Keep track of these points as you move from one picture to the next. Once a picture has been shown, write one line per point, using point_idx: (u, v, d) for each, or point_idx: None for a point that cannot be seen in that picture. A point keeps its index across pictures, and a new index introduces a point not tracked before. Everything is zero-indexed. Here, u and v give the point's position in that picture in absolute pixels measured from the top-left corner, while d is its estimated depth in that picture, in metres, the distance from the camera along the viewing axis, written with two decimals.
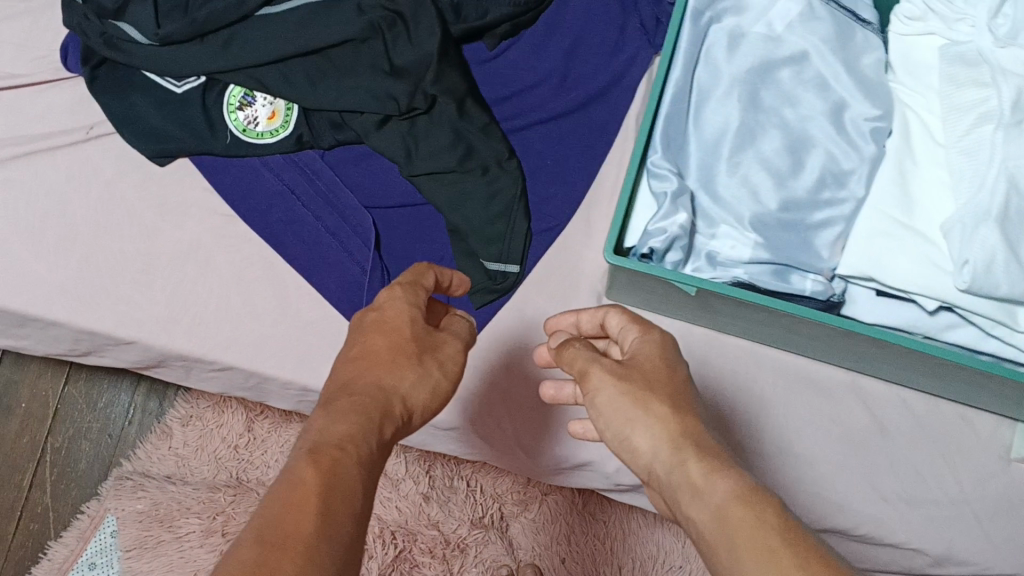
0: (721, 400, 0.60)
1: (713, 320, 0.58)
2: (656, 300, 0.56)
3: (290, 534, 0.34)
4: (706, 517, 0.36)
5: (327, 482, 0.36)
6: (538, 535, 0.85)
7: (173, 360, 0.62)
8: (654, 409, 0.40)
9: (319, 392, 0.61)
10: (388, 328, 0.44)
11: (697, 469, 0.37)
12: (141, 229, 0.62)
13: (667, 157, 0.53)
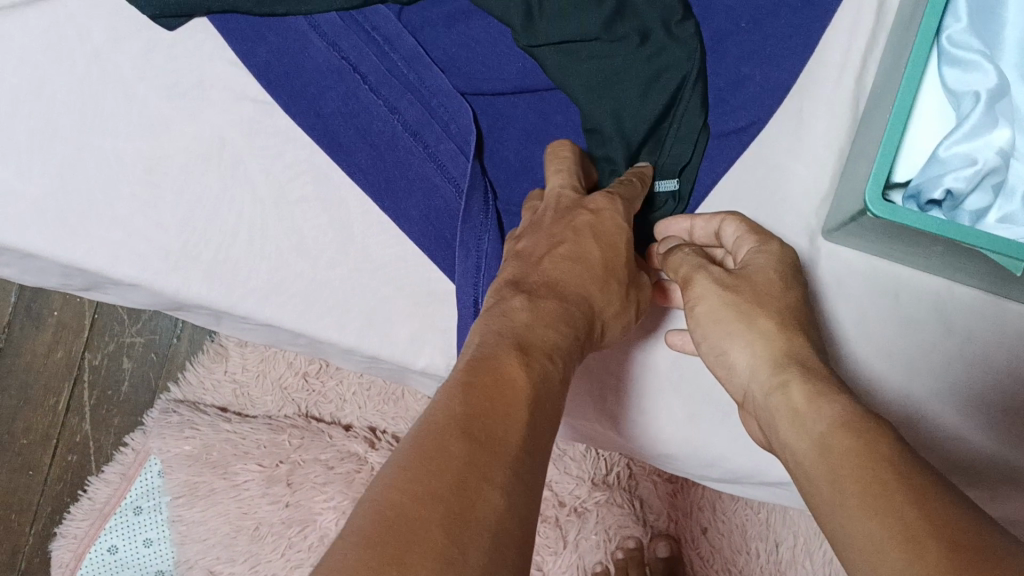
0: (913, 361, 0.41)
1: (998, 283, 0.38)
2: (916, 249, 0.36)
3: (499, 438, 0.24)
4: (808, 447, 0.28)
5: (538, 390, 0.27)
6: (673, 498, 0.69)
7: (196, 308, 0.45)
8: (760, 325, 0.33)
9: (393, 360, 0.44)
10: (600, 235, 0.34)
11: (802, 393, 0.30)
12: (147, 122, 0.44)
13: (976, 30, 0.32)
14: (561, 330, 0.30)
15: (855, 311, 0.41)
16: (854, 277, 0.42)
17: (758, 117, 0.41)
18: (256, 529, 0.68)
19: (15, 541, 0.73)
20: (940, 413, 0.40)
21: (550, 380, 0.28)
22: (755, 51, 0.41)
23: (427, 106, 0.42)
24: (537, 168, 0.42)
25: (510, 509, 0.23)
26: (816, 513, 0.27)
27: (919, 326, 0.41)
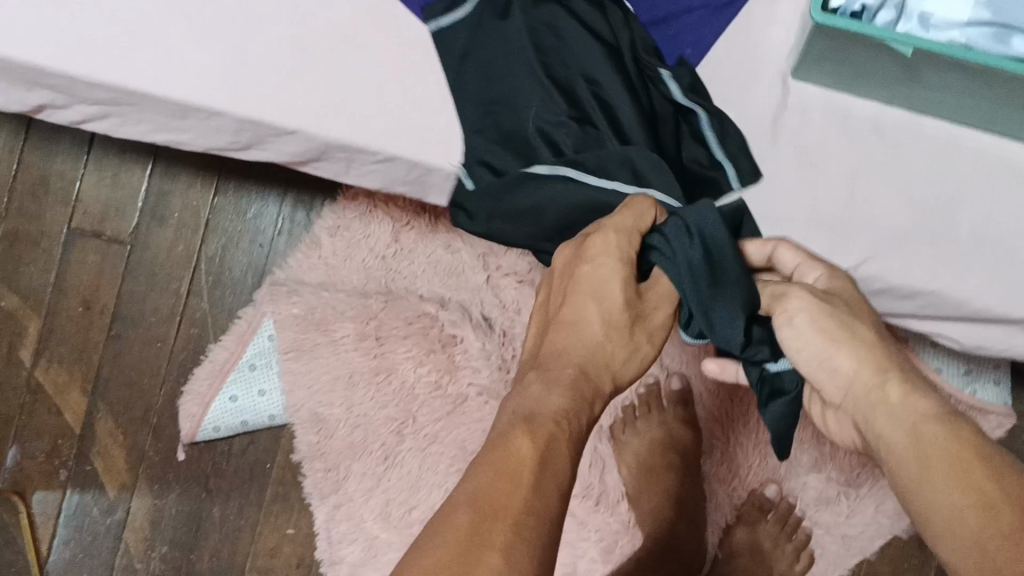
0: (807, 163, 0.57)
1: (912, 101, 0.54)
2: (850, 71, 0.53)
3: (502, 504, 0.38)
4: (902, 434, 0.43)
5: (541, 454, 0.41)
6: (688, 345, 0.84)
7: (334, 152, 0.61)
8: (857, 335, 0.46)
9: (482, 182, 0.60)
10: (597, 288, 0.47)
11: (896, 390, 0.44)
12: (288, 5, 0.56)
13: None
14: (566, 397, 0.44)
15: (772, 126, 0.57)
16: (817, 106, 0.57)
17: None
18: (351, 377, 0.85)
19: (149, 399, 0.89)
20: (821, 201, 0.56)
21: (553, 442, 0.42)
22: None
23: (513, 8, 0.58)
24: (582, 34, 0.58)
25: (507, 560, 0.36)
26: (908, 482, 0.42)
27: (868, 137, 0.56)
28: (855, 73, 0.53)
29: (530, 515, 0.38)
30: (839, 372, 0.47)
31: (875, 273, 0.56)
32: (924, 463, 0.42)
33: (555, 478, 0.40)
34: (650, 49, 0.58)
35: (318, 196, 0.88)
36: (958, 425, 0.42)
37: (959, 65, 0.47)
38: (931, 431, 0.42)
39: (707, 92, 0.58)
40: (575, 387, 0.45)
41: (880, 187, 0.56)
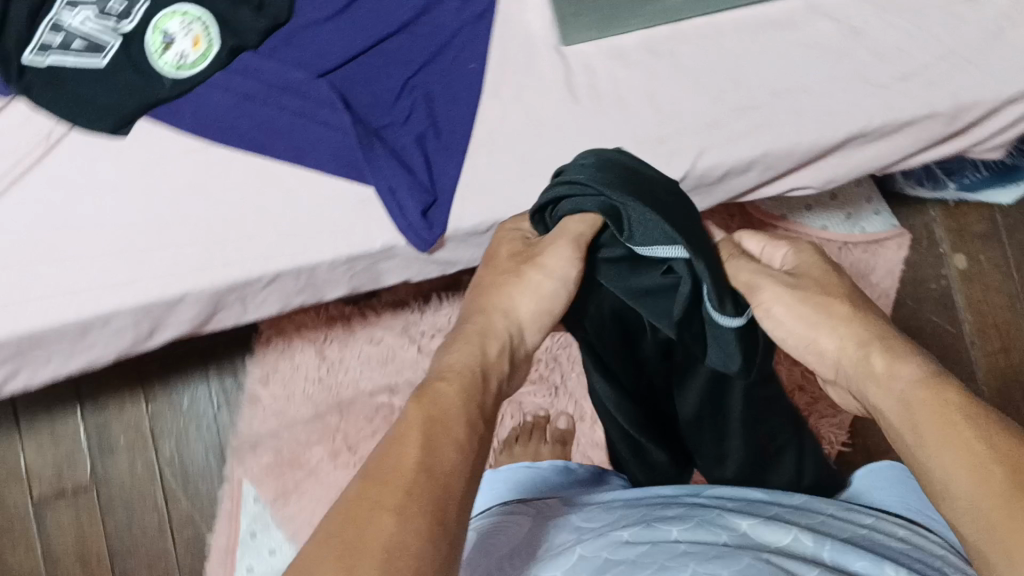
0: (612, 99, 0.63)
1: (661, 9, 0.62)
2: None
3: (394, 466, 0.40)
4: (893, 402, 0.43)
5: (431, 415, 0.43)
6: None
7: (227, 298, 0.64)
8: (835, 314, 0.48)
9: (363, 255, 0.63)
10: (487, 263, 0.54)
11: (882, 360, 0.44)
12: (132, 193, 0.62)
13: None
14: (460, 360, 0.47)
15: (568, 84, 0.63)
16: (597, 55, 0.64)
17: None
18: None
19: None
20: (642, 125, 0.62)
21: (443, 401, 0.44)
22: None
23: (315, 101, 0.62)
24: (385, 96, 0.63)
25: (399, 518, 0.37)
26: (907, 448, 0.42)
27: (651, 59, 0.63)
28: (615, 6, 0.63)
29: (424, 472, 0.40)
30: (823, 353, 0.48)
31: (714, 159, 0.63)
32: (915, 434, 0.41)
33: (451, 442, 0.42)
34: (439, 78, 0.64)
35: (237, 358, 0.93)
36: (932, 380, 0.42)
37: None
38: (910, 399, 0.42)
39: (504, 85, 0.63)
40: (467, 348, 0.47)
41: (678, 90, 0.63)
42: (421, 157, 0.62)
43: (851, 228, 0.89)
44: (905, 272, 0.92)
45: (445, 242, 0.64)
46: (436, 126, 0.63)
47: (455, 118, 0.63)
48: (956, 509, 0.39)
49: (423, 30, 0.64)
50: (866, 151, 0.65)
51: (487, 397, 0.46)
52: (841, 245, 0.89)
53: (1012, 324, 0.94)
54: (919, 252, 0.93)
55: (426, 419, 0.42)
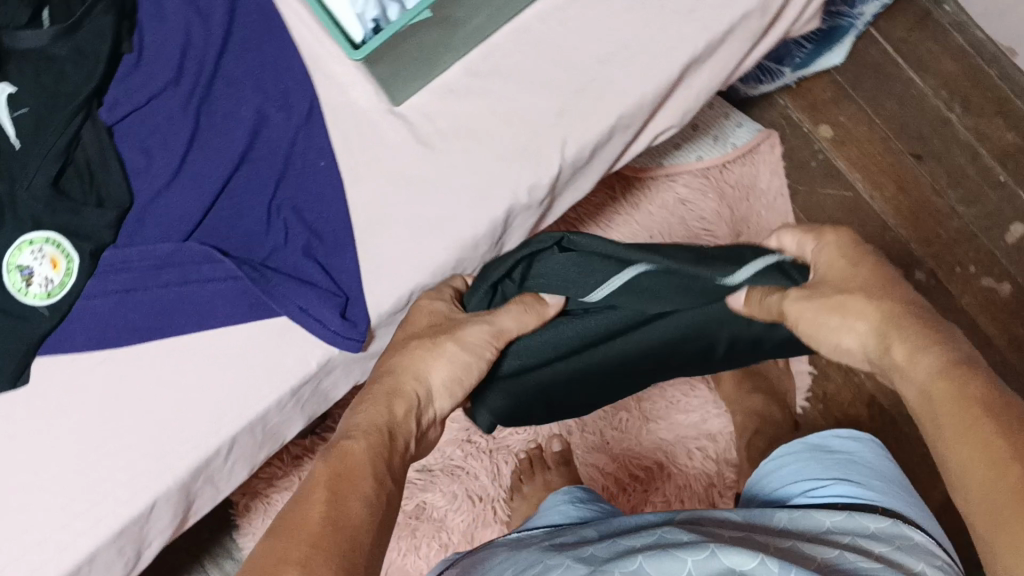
0: (465, 134, 0.64)
1: (474, 32, 0.62)
2: (423, 56, 0.60)
3: (302, 520, 0.43)
4: (918, 389, 0.43)
5: (335, 471, 0.46)
6: None
7: (197, 484, 0.63)
8: (850, 310, 0.45)
9: (305, 382, 0.62)
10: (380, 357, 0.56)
11: (902, 350, 0.43)
12: (62, 431, 0.60)
13: None
14: (359, 429, 0.49)
15: (419, 139, 0.64)
16: (430, 101, 0.64)
17: (313, 91, 0.64)
18: None
19: None
20: (502, 144, 0.64)
21: (348, 459, 0.47)
22: (276, 71, 0.64)
23: (195, 262, 0.61)
24: (256, 227, 0.62)
25: (311, 550, 0.41)
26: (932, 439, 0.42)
27: (480, 82, 0.64)
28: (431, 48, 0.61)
29: (328, 528, 0.42)
30: (856, 345, 0.46)
31: (577, 144, 0.65)
32: (912, 370, 0.43)
33: (358, 499, 0.45)
34: (300, 188, 0.63)
35: (226, 537, 0.90)
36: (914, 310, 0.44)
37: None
38: (907, 330, 0.43)
39: (361, 166, 0.64)
40: (370, 428, 0.49)
41: (520, 98, 0.64)
42: (319, 268, 0.62)
43: (724, 148, 0.93)
44: (784, 162, 0.95)
45: (375, 332, 0.64)
46: (317, 232, 0.62)
47: (331, 216, 0.62)
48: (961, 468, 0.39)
49: (263, 152, 0.63)
50: (705, 74, 0.68)
51: (393, 459, 0.49)
52: (723, 167, 0.92)
53: (898, 166, 0.94)
54: (788, 139, 0.96)
55: (331, 475, 0.46)
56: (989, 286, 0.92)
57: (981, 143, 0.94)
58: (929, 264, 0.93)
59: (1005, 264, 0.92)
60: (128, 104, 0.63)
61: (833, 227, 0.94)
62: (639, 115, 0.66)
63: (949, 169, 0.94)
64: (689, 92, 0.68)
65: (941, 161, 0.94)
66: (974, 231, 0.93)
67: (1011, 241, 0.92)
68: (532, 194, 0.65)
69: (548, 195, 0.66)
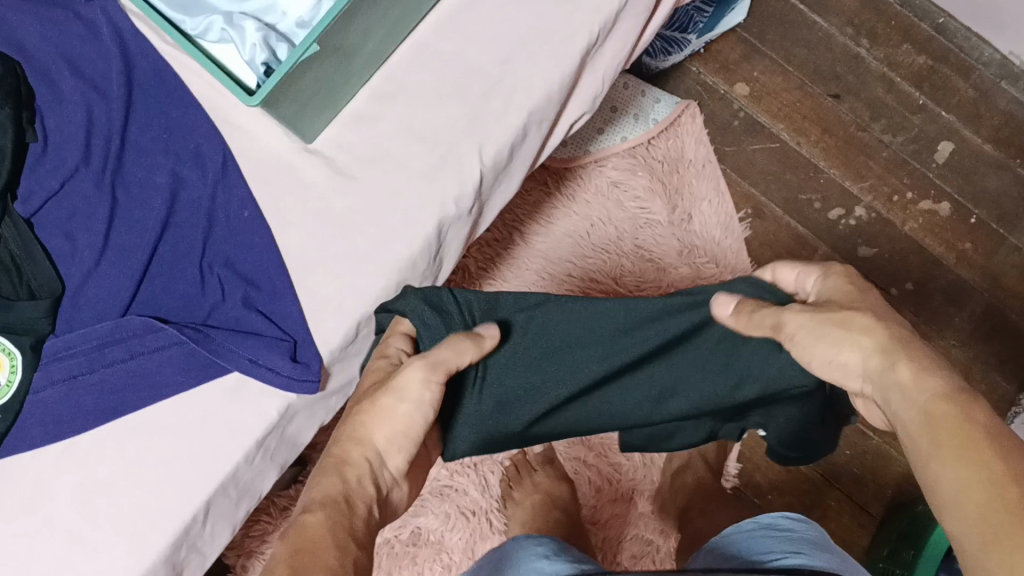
0: (382, 158, 0.63)
1: (372, 56, 0.61)
2: (327, 91, 0.60)
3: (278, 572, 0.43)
4: (917, 418, 0.46)
5: (298, 546, 0.46)
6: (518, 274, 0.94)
7: (180, 553, 0.63)
8: (987, 460, 0.42)
9: (268, 433, 0.63)
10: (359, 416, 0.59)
11: (993, 460, 0.42)
12: (36, 527, 0.60)
13: (191, 15, 0.55)
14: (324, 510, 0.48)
15: (336, 171, 0.63)
16: (341, 132, 0.64)
17: (224, 144, 0.63)
18: None
19: None
20: (420, 160, 0.63)
21: (319, 544, 0.46)
22: (182, 131, 0.64)
23: (137, 333, 0.61)
24: (192, 289, 0.62)
25: None
26: (922, 455, 0.46)
27: (386, 104, 0.64)
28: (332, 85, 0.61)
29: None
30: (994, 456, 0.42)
31: (493, 146, 0.65)
32: (934, 438, 0.45)
33: (323, 570, 0.45)
34: (227, 241, 0.63)
35: None
36: (976, 419, 0.44)
37: (353, 8, 0.54)
38: (937, 412, 0.46)
39: (285, 208, 0.63)
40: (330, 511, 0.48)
41: (429, 111, 0.64)
42: (261, 317, 0.62)
43: (646, 125, 0.93)
44: (705, 127, 0.96)
45: (329, 369, 0.64)
46: (253, 282, 0.63)
47: (264, 264, 0.62)
48: (963, 516, 0.42)
49: (185, 214, 0.63)
50: (606, 55, 0.69)
51: (355, 520, 0.49)
52: (648, 142, 0.93)
53: (819, 108, 0.96)
54: (707, 104, 0.96)
55: (292, 552, 0.46)
56: (928, 208, 0.94)
57: (895, 71, 0.95)
58: (867, 198, 0.94)
59: (940, 184, 0.94)
60: (43, 193, 0.61)
61: (766, 179, 0.95)
62: (549, 108, 0.66)
63: (869, 102, 0.95)
64: (594, 75, 0.69)
65: (859, 96, 0.95)
66: (903, 158, 0.94)
67: (941, 160, 0.94)
68: (459, 203, 0.65)
69: (476, 201, 0.66)
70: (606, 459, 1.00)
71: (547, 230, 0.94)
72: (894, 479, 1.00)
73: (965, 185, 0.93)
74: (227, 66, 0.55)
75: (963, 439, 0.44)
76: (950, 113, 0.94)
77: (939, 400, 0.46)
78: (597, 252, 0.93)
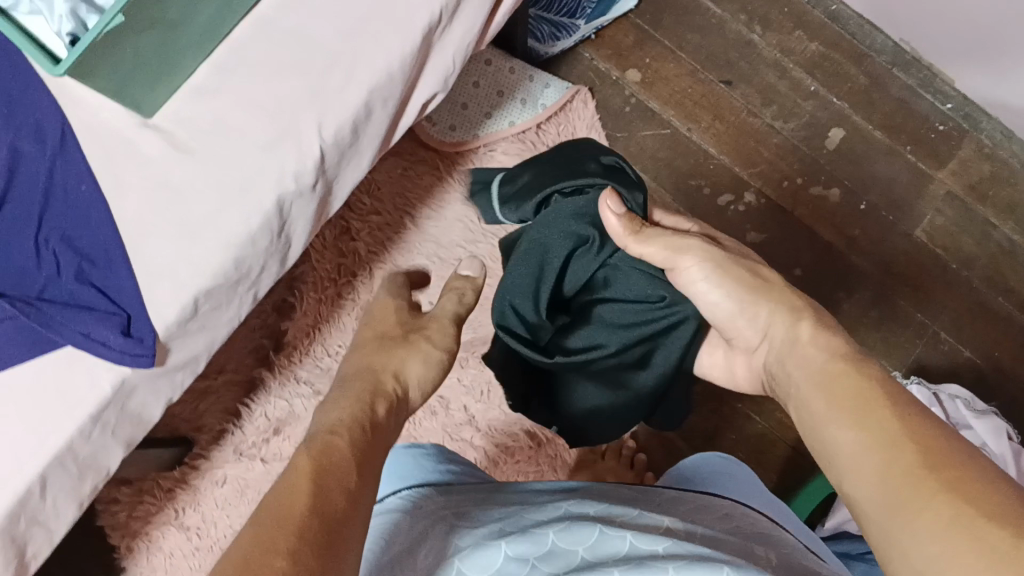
0: (220, 134, 0.64)
1: (206, 32, 0.62)
2: (153, 67, 0.59)
3: (291, 502, 0.48)
4: (827, 379, 0.56)
5: (318, 467, 0.52)
6: (376, 250, 1.04)
7: (18, 527, 0.63)
8: (883, 390, 0.53)
9: (101, 406, 0.63)
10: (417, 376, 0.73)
11: (821, 347, 0.60)
12: None
13: None
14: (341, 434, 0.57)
15: (174, 145, 0.64)
16: (182, 107, 0.64)
17: (63, 117, 0.63)
18: None
19: None
20: (257, 136, 0.64)
21: (328, 459, 0.54)
22: (23, 103, 0.63)
23: None
24: (26, 265, 0.62)
25: (313, 503, 0.48)
26: (829, 420, 0.54)
27: (227, 80, 0.65)
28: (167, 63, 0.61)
29: (316, 519, 0.47)
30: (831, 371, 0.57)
31: (333, 123, 0.66)
32: (840, 408, 0.54)
33: (340, 490, 0.51)
34: (65, 215, 0.63)
35: (133, 552, 1.03)
36: (881, 385, 0.54)
37: None
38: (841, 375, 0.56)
39: (122, 185, 0.63)
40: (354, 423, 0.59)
41: (266, 87, 0.64)
42: (95, 291, 0.62)
43: (535, 109, 1.02)
44: (599, 114, 1.05)
45: (167, 345, 0.64)
46: (89, 255, 0.63)
47: (100, 238, 0.62)
48: (865, 473, 0.49)
49: (24, 187, 0.63)
50: (456, 35, 0.70)
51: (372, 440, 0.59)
52: (538, 127, 1.03)
53: (710, 94, 1.05)
54: (599, 89, 1.06)
55: (314, 469, 0.51)
56: (818, 194, 1.04)
57: (788, 58, 1.04)
58: (756, 183, 1.04)
59: (829, 170, 1.04)
60: None
61: (656, 165, 1.05)
62: (394, 87, 0.67)
63: (761, 89, 1.04)
64: (444, 54, 0.70)
65: (751, 83, 1.05)
66: (794, 143, 1.04)
67: (831, 146, 1.04)
68: (300, 179, 0.65)
69: (319, 178, 0.67)
70: (493, 440, 1.07)
71: (439, 214, 1.05)
72: (780, 466, 1.08)
73: (854, 174, 1.04)
74: (34, 36, 0.55)
75: (863, 396, 0.53)
76: (842, 101, 1.04)
77: (856, 371, 0.55)
78: (457, 247, 1.03)
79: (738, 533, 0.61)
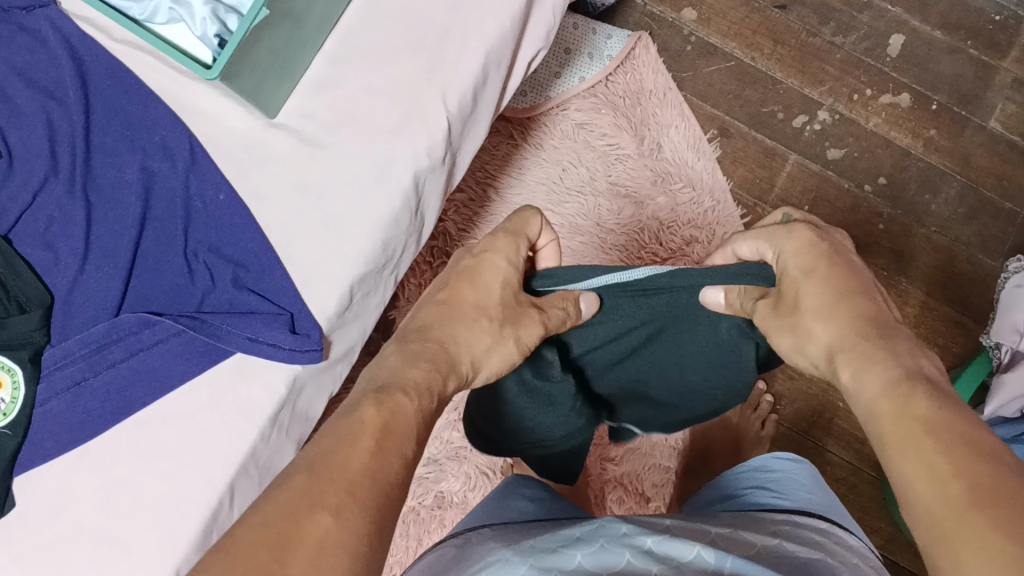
0: (348, 123, 0.63)
1: (323, 17, 0.61)
2: (286, 61, 0.60)
3: (345, 464, 0.45)
4: (891, 405, 0.51)
5: (383, 420, 0.49)
6: (466, 224, 1.08)
7: None
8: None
9: (275, 408, 0.63)
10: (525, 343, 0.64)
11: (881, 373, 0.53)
12: (66, 537, 0.60)
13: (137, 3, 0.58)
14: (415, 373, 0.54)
15: (302, 141, 0.63)
16: (303, 103, 0.64)
17: (188, 133, 0.62)
18: None
19: None
20: (385, 121, 0.64)
21: (399, 416, 0.50)
22: (144, 125, 0.62)
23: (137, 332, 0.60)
24: (183, 283, 0.62)
25: (371, 462, 0.46)
26: (912, 457, 0.48)
27: (344, 68, 0.64)
28: (294, 55, 0.61)
29: (369, 479, 0.45)
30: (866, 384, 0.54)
31: (456, 96, 0.66)
32: (892, 433, 0.50)
33: (397, 452, 0.48)
34: (208, 226, 0.62)
35: None
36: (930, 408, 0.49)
37: None
38: (888, 407, 0.51)
39: (262, 188, 0.63)
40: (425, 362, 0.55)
41: (384, 70, 0.64)
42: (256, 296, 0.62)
43: (601, 62, 1.09)
44: (661, 57, 1.11)
45: (330, 336, 0.65)
46: (240, 262, 0.62)
47: (249, 242, 0.62)
48: (925, 501, 0.46)
49: (161, 207, 0.62)
50: None
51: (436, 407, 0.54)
52: (607, 79, 1.09)
53: (768, 21, 1.11)
54: (658, 33, 1.11)
55: (381, 428, 0.48)
56: (889, 101, 1.10)
57: None
58: (828, 101, 1.10)
59: (896, 77, 1.10)
60: (17, 208, 0.60)
61: (728, 99, 1.11)
62: (508, 51, 0.68)
63: (816, 8, 1.10)
64: (547, 13, 0.71)
65: (805, 4, 1.10)
66: (857, 55, 1.10)
67: (893, 53, 1.10)
68: (433, 155, 0.66)
69: (446, 150, 0.67)
70: None
71: (520, 181, 1.10)
72: None
73: (920, 76, 1.10)
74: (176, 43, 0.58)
75: (943, 433, 0.47)
76: (896, 8, 1.10)
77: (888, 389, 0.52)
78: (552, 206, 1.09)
79: (790, 550, 0.56)
